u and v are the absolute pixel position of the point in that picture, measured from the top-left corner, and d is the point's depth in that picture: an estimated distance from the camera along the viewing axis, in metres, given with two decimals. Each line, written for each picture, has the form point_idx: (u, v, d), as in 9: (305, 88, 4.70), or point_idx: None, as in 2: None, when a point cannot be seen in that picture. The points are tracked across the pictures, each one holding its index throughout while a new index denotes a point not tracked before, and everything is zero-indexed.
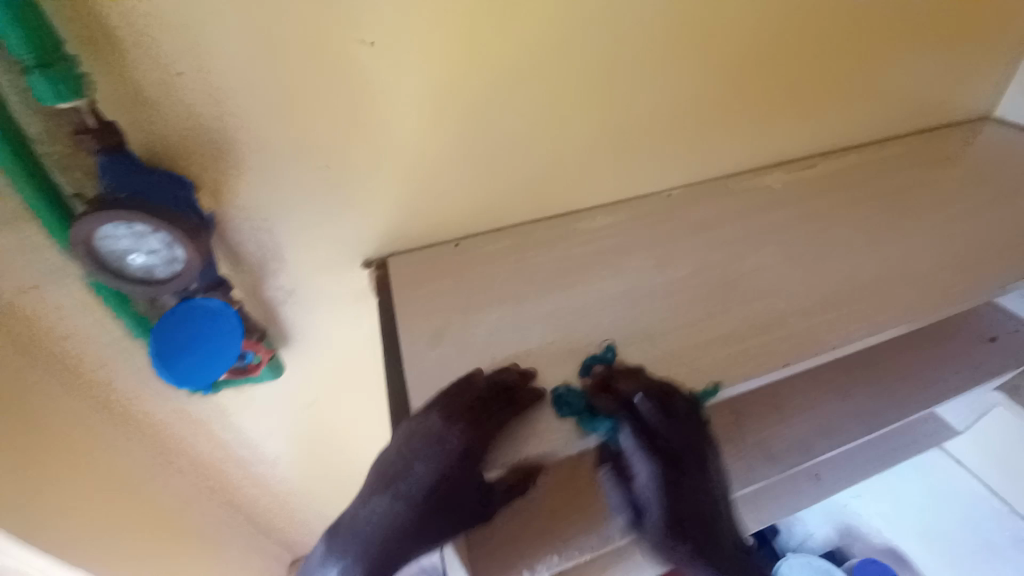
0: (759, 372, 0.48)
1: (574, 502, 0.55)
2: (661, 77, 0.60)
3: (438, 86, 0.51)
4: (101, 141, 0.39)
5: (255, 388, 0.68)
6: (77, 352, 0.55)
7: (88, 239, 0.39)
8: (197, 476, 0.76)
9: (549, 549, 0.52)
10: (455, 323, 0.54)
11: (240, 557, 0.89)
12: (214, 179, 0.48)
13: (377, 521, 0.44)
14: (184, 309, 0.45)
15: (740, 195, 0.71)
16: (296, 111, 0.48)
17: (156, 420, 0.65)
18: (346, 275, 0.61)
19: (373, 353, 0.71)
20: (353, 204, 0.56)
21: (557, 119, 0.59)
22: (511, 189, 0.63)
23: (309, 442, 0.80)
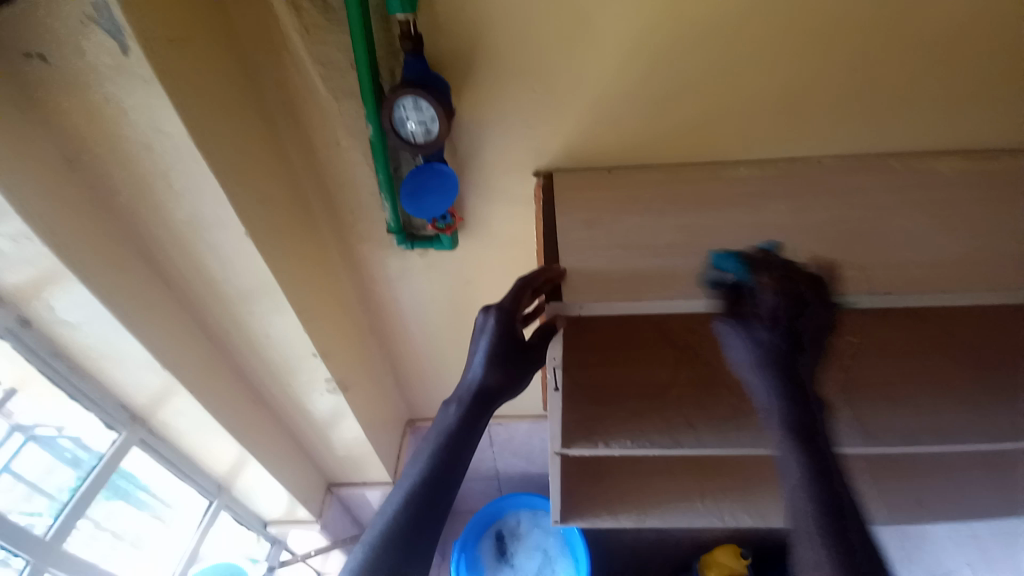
0: (856, 296, 0.55)
1: (648, 411, 0.80)
2: (836, 45, 0.66)
3: (632, 29, 0.64)
4: (413, 45, 0.60)
5: (432, 256, 0.91)
6: (341, 194, 0.82)
7: (390, 107, 0.62)
8: (376, 316, 1.04)
9: (625, 436, 0.77)
10: (599, 226, 0.68)
11: (386, 394, 1.17)
12: (458, 83, 0.68)
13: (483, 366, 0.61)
14: (428, 167, 0.67)
15: (898, 173, 0.73)
16: (523, 40, 0.65)
17: (366, 260, 0.92)
18: (520, 179, 0.79)
19: (521, 250, 0.89)
20: (541, 122, 0.73)
21: (725, 73, 0.68)
22: (669, 131, 0.74)
23: (454, 314, 1.03)
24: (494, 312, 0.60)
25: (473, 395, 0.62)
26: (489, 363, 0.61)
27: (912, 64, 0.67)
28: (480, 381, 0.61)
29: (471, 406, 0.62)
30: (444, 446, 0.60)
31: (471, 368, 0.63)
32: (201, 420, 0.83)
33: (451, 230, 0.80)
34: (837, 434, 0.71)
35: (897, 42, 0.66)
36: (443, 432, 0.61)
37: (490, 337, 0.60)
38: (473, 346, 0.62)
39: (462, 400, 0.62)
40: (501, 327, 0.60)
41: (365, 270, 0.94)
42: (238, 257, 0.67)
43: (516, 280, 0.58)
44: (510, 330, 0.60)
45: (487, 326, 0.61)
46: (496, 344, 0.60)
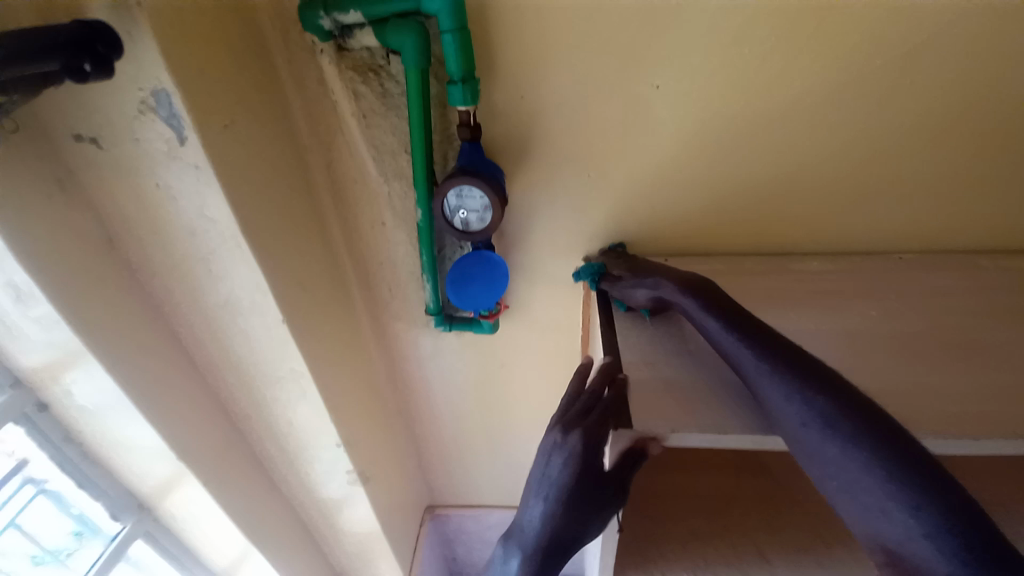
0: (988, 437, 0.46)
1: (714, 535, 0.68)
2: (919, 137, 0.61)
3: (693, 120, 0.62)
4: (470, 133, 0.59)
5: (469, 337, 0.86)
6: (380, 272, 0.79)
7: (441, 195, 0.60)
8: (403, 395, 0.98)
9: (687, 568, 0.65)
10: (659, 321, 0.62)
11: (407, 479, 1.08)
12: (509, 170, 0.66)
13: (550, 509, 0.52)
14: (477, 255, 0.64)
15: (994, 272, 0.65)
16: (582, 129, 0.63)
17: (399, 339, 0.88)
18: (568, 263, 0.75)
19: (565, 335, 0.83)
20: (595, 207, 0.70)
21: (795, 163, 0.64)
22: (731, 220, 0.69)
23: (488, 398, 0.96)
24: (568, 437, 0.50)
25: (542, 544, 0.53)
26: (557, 506, 0.52)
27: (999, 158, 0.62)
28: (552, 517, 0.52)
29: (539, 557, 0.53)
30: None
31: (536, 508, 0.54)
32: (211, 513, 0.76)
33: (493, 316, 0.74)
34: None
35: (988, 136, 0.61)
36: None
37: (561, 471, 0.51)
38: (539, 480, 0.53)
39: (528, 548, 0.54)
40: (570, 458, 0.50)
41: (396, 348, 0.89)
42: (271, 341, 0.63)
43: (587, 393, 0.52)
44: (586, 466, 0.50)
45: (557, 454, 0.51)
46: (567, 484, 0.51)
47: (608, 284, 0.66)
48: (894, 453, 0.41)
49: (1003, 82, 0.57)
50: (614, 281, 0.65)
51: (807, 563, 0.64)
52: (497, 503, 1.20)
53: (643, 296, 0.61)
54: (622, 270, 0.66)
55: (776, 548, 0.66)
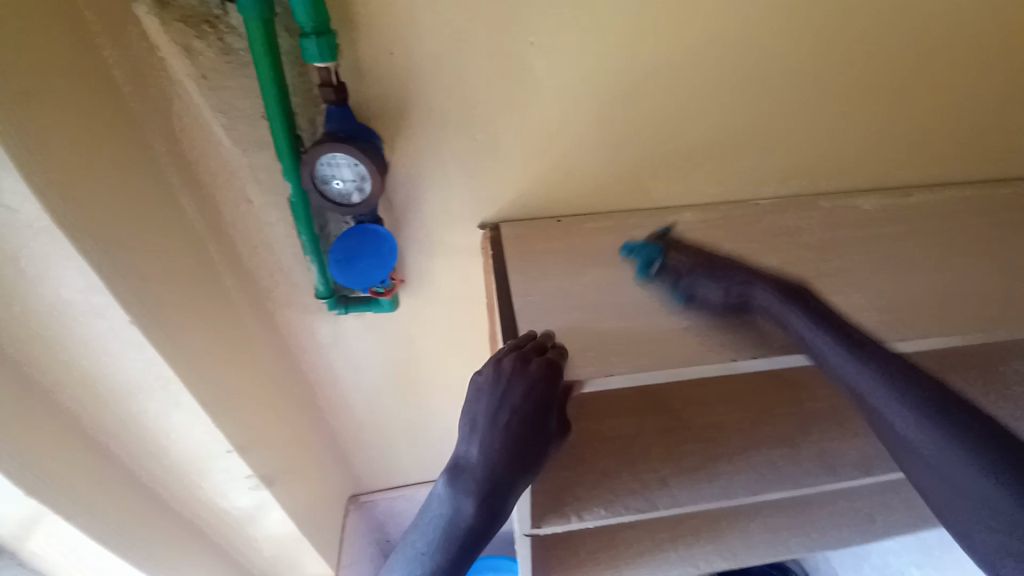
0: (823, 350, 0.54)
1: (620, 470, 0.74)
2: (768, 92, 0.68)
3: (574, 79, 0.62)
4: (336, 95, 0.53)
5: (370, 318, 0.81)
6: (257, 257, 0.71)
7: (311, 163, 0.55)
8: (308, 387, 0.91)
9: (597, 505, 0.70)
10: (555, 281, 0.64)
11: (324, 473, 1.03)
12: (390, 135, 0.62)
13: (497, 445, 0.53)
14: (360, 229, 0.59)
15: (828, 212, 0.76)
16: (462, 89, 0.60)
17: (292, 328, 0.81)
18: (464, 231, 0.73)
19: (471, 305, 0.82)
20: (485, 173, 0.68)
21: (668, 120, 0.68)
22: (616, 178, 0.72)
23: (401, 378, 0.93)
24: (513, 379, 0.52)
25: (484, 481, 0.53)
26: (505, 441, 0.53)
27: (831, 112, 0.71)
28: (483, 457, 0.53)
29: (482, 494, 0.53)
30: (457, 535, 0.54)
31: (481, 445, 0.54)
32: (82, 554, 0.65)
33: (391, 293, 0.71)
34: (803, 475, 0.74)
35: (820, 92, 0.69)
36: (453, 517, 0.54)
37: (510, 403, 0.53)
38: (489, 423, 0.54)
39: (471, 486, 0.54)
40: (519, 396, 0.53)
41: (293, 339, 0.83)
42: (126, 350, 0.54)
43: (525, 344, 0.53)
44: (536, 405, 0.52)
45: (505, 392, 0.53)
46: (517, 418, 0.53)
47: (681, 269, 0.62)
48: (962, 427, 0.49)
49: (828, 42, 0.65)
50: (677, 262, 0.62)
51: (698, 480, 0.73)
52: (426, 480, 1.20)
53: (715, 286, 0.59)
54: (700, 262, 0.61)
55: (671, 472, 0.74)
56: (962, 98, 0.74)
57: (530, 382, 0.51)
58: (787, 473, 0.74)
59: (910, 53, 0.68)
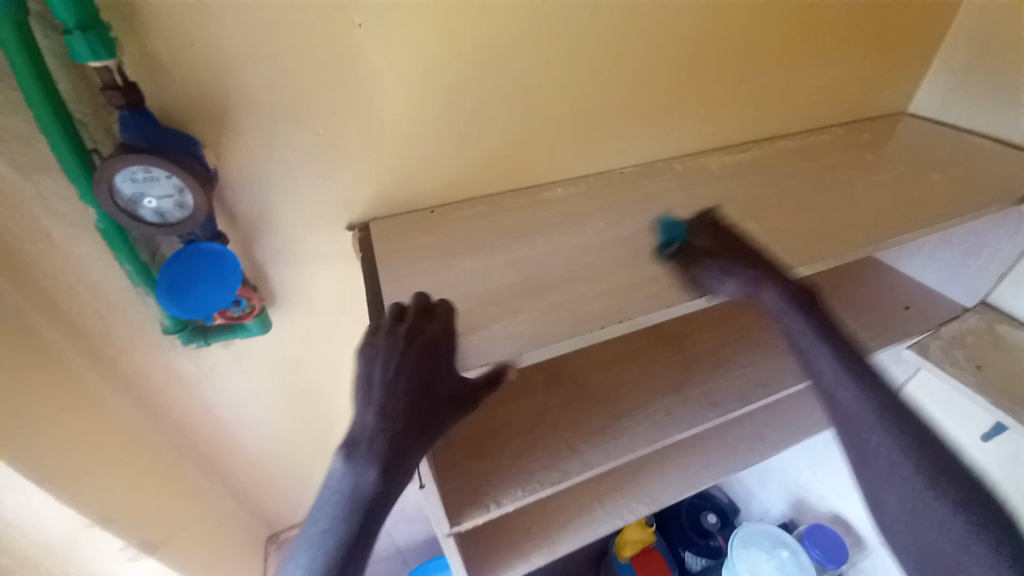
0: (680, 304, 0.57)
1: (534, 447, 0.75)
2: (610, 64, 0.70)
3: (415, 62, 0.59)
4: (127, 98, 0.46)
5: (243, 344, 0.73)
6: (79, 298, 0.61)
7: (111, 181, 0.47)
8: (185, 432, 0.81)
9: (514, 487, 0.71)
10: (431, 274, 0.62)
11: (227, 520, 0.93)
12: (215, 140, 0.55)
13: (393, 399, 0.51)
14: (191, 250, 0.53)
15: (682, 173, 0.82)
16: (290, 81, 0.55)
17: (148, 371, 0.71)
18: (332, 236, 0.68)
19: (358, 311, 0.78)
20: (340, 170, 0.63)
21: (522, 97, 0.68)
22: (482, 162, 0.71)
23: (296, 401, 0.86)
24: (397, 336, 0.53)
25: (383, 444, 0.49)
26: (399, 395, 0.51)
27: (670, 80, 0.77)
28: (384, 418, 0.50)
29: (383, 459, 0.49)
30: (355, 513, 0.49)
31: (374, 405, 0.51)
32: None
33: (252, 315, 0.66)
34: (693, 415, 0.81)
35: (656, 61, 0.73)
36: (350, 496, 0.49)
37: (397, 360, 0.52)
38: (382, 379, 0.52)
39: (370, 454, 0.49)
40: (406, 354, 0.52)
41: (152, 383, 0.72)
42: None
43: (413, 307, 0.55)
44: (422, 362, 0.52)
45: (394, 349, 0.53)
46: (408, 370, 0.52)
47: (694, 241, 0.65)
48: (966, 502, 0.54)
49: (655, 13, 0.69)
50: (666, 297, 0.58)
51: (603, 441, 0.77)
52: None
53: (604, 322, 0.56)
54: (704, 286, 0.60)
55: (579, 438, 0.77)
56: (775, 59, 0.83)
57: (410, 341, 0.52)
58: (679, 416, 0.80)
59: (726, 20, 0.75)
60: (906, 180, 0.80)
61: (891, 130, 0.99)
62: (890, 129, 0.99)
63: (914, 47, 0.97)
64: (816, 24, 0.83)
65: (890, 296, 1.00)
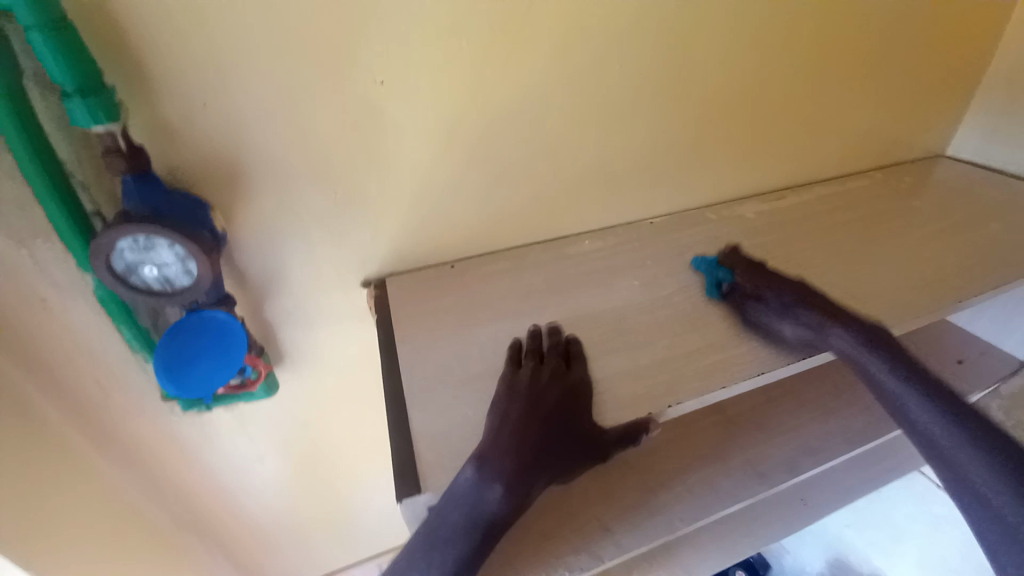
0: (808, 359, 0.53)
1: (562, 523, 0.66)
2: (641, 113, 0.67)
3: (438, 116, 0.56)
4: (130, 162, 0.43)
5: (249, 408, 0.68)
6: (74, 368, 0.56)
7: (108, 253, 0.43)
8: (184, 501, 0.74)
9: (541, 568, 0.61)
10: (454, 340, 0.57)
11: None
12: (226, 201, 0.52)
13: (525, 418, 0.46)
14: (194, 321, 0.49)
15: (717, 223, 0.77)
16: (308, 139, 0.52)
17: (146, 439, 0.65)
18: (347, 293, 0.64)
19: (372, 370, 0.72)
20: (358, 226, 0.60)
21: (549, 149, 0.64)
22: (506, 214, 0.67)
23: (303, 464, 0.79)
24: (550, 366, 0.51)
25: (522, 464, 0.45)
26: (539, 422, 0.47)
27: (700, 129, 0.73)
28: (518, 438, 0.45)
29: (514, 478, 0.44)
30: (468, 536, 0.42)
31: (504, 422, 0.46)
32: None
33: (258, 382, 0.62)
34: (738, 487, 0.73)
35: (689, 109, 0.70)
36: (471, 515, 0.43)
37: (544, 390, 0.48)
38: (516, 393, 0.48)
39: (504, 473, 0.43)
40: (555, 383, 0.49)
41: (150, 452, 0.67)
42: None
43: (543, 338, 0.53)
44: (569, 388, 0.49)
45: (533, 377, 0.49)
46: (552, 395, 0.48)
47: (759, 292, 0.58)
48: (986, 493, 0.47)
49: (687, 61, 0.66)
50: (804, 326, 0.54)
51: (638, 518, 0.68)
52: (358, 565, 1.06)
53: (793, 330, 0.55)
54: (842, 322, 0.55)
55: (612, 515, 0.68)
56: (811, 103, 0.80)
57: (562, 376, 0.49)
58: (723, 489, 0.73)
59: (759, 67, 0.71)
60: (963, 230, 0.74)
61: (934, 172, 0.93)
62: (932, 171, 0.94)
63: (955, 87, 0.92)
64: (852, 68, 0.80)
65: (939, 349, 0.92)
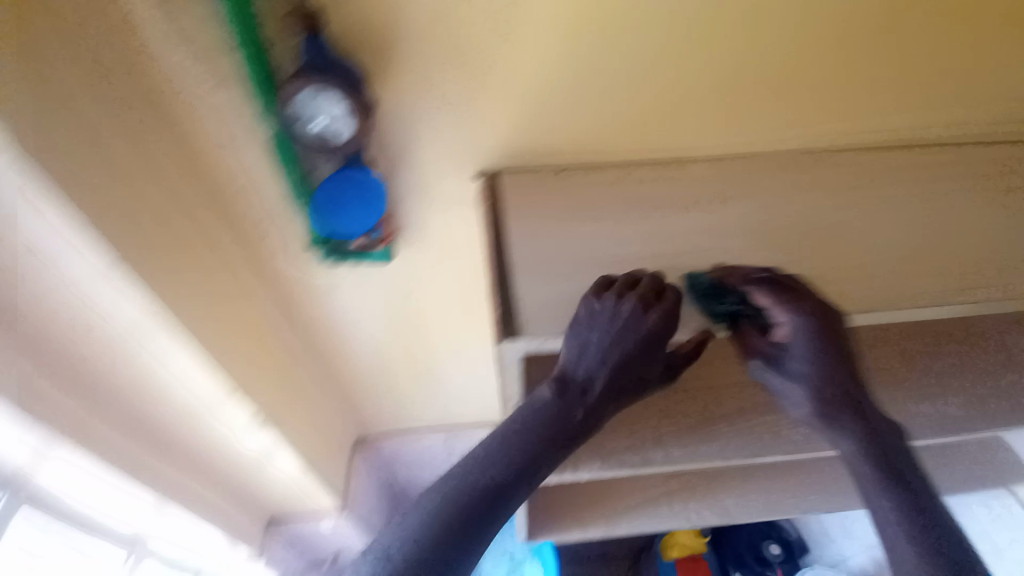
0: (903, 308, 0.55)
1: (618, 428, 0.74)
2: (799, 29, 0.60)
3: (578, 9, 0.56)
4: (307, 22, 0.51)
5: (365, 269, 0.80)
6: (247, 205, 0.70)
7: (291, 102, 0.52)
8: (307, 335, 0.92)
9: (592, 458, 0.70)
10: (553, 236, 0.61)
11: (328, 416, 1.06)
12: (376, 73, 0.58)
13: (602, 358, 0.50)
14: (344, 175, 0.58)
15: (853, 170, 0.70)
16: (453, 20, 0.55)
17: (288, 277, 0.80)
18: (461, 181, 0.70)
19: (470, 257, 0.80)
20: (481, 116, 0.63)
21: (684, 60, 0.61)
22: (624, 125, 0.66)
23: (398, 329, 0.93)
24: (627, 304, 0.50)
25: (585, 399, 0.51)
26: (610, 370, 0.50)
27: (866, 58, 0.64)
28: (590, 377, 0.51)
29: (572, 408, 0.51)
30: (531, 445, 0.51)
31: (578, 360, 0.51)
32: (95, 480, 0.70)
33: (383, 244, 0.68)
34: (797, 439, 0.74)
35: (858, 30, 0.61)
36: (537, 415, 0.51)
37: (619, 336, 0.50)
38: (599, 330, 0.50)
39: (572, 402, 0.51)
40: (630, 335, 0.50)
41: (289, 288, 0.82)
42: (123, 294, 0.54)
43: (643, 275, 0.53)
44: (648, 338, 0.50)
45: (617, 318, 0.50)
46: (627, 347, 0.50)
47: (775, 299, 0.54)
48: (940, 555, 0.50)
49: None
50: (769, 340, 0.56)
51: (691, 441, 0.72)
52: (426, 426, 1.26)
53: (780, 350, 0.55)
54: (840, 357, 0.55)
55: (666, 431, 0.73)
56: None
57: (650, 322, 0.50)
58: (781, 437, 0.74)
59: None
60: None
61: None
62: None
63: None
64: None
65: None
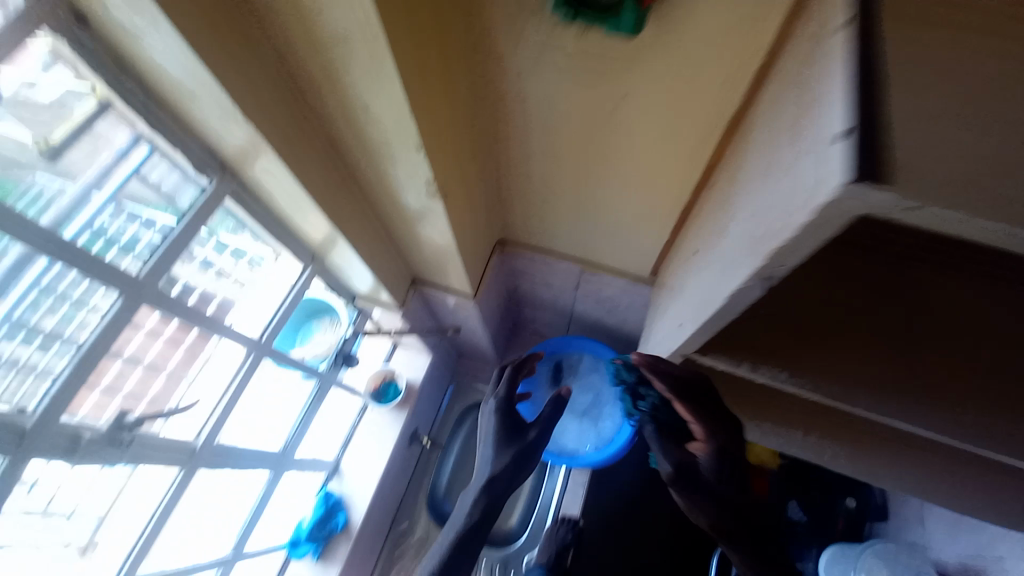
0: None
1: (845, 354, 0.58)
2: None
3: None
4: None
5: (589, 42, 0.63)
6: None
7: None
8: (491, 111, 0.82)
9: (782, 366, 0.60)
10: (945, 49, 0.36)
11: (483, 206, 1.05)
12: None
13: (495, 448, 0.94)
14: None
15: None
16: None
17: (496, 30, 0.66)
18: None
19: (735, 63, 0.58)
20: None
21: None
22: None
23: (590, 137, 0.79)
24: (496, 398, 1.02)
25: (487, 479, 0.91)
26: (497, 455, 0.93)
27: None
28: (493, 465, 0.92)
29: (463, 532, 0.89)
30: (462, 535, 0.89)
31: (486, 463, 0.94)
32: (290, 188, 0.76)
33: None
34: None
35: None
36: (457, 530, 0.90)
37: (492, 427, 0.97)
38: (495, 452, 0.93)
39: (477, 497, 0.91)
40: (500, 463, 0.92)
41: (494, 46, 0.69)
42: None
43: (506, 376, 1.04)
44: (510, 407, 1.00)
45: (490, 428, 0.98)
46: (498, 430, 0.96)
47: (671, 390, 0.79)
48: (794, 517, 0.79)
49: None
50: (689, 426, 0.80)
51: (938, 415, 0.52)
52: (564, 252, 1.23)
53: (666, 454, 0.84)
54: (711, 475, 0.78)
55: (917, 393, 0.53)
56: None
57: (512, 418, 0.99)
58: None
59: None
60: None
61: None
62: None
63: None
64: None
65: None
